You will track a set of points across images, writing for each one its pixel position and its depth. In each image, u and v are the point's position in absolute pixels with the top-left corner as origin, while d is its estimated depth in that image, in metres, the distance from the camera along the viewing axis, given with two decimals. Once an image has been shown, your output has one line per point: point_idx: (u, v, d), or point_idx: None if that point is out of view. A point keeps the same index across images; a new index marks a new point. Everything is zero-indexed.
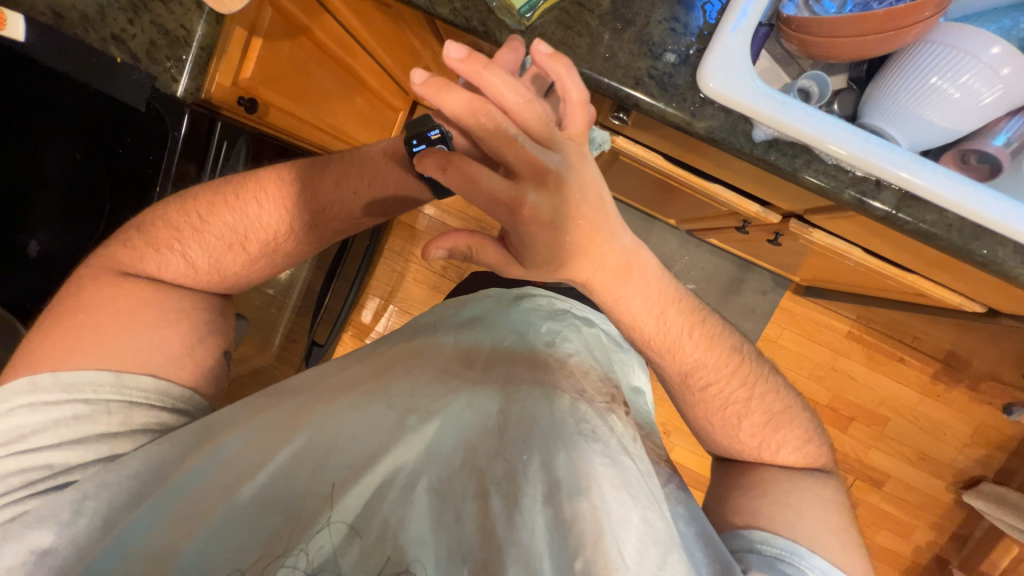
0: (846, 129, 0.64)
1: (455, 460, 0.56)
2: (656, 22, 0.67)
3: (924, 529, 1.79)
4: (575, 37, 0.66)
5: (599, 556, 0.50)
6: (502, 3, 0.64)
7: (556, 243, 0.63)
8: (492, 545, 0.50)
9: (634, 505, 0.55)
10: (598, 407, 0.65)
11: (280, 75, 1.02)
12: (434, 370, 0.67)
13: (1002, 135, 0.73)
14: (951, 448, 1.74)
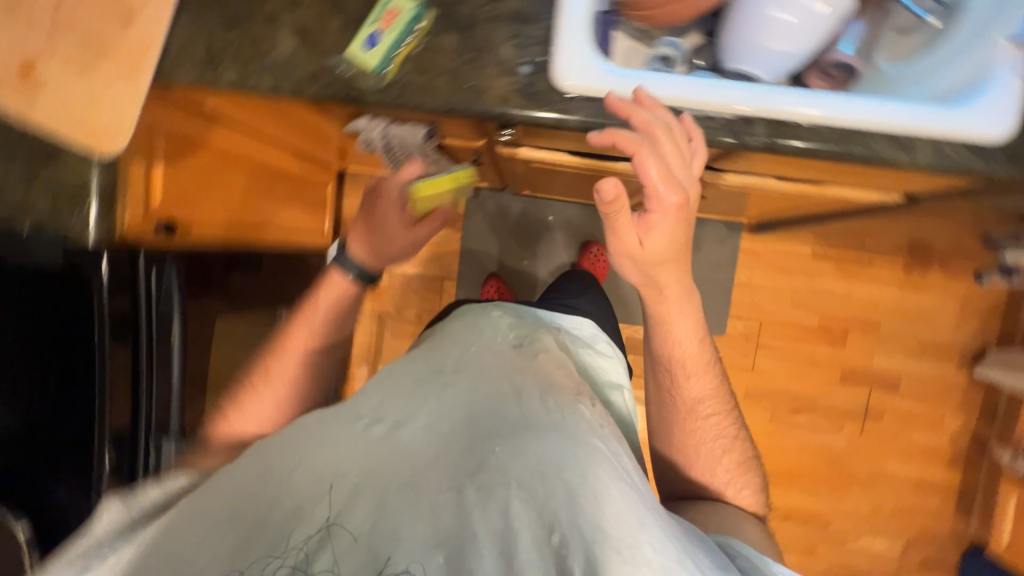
0: (700, 83, 0.69)
1: (425, 463, 0.55)
2: (505, 42, 0.69)
3: (952, 415, 1.81)
4: (433, 79, 0.69)
5: (575, 527, 0.50)
6: (358, 71, 0.69)
7: (673, 239, 0.74)
8: (463, 534, 0.50)
9: (613, 482, 0.55)
10: (565, 396, 0.67)
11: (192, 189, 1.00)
12: (407, 383, 0.69)
13: (847, 43, 0.78)
14: (948, 328, 1.77)
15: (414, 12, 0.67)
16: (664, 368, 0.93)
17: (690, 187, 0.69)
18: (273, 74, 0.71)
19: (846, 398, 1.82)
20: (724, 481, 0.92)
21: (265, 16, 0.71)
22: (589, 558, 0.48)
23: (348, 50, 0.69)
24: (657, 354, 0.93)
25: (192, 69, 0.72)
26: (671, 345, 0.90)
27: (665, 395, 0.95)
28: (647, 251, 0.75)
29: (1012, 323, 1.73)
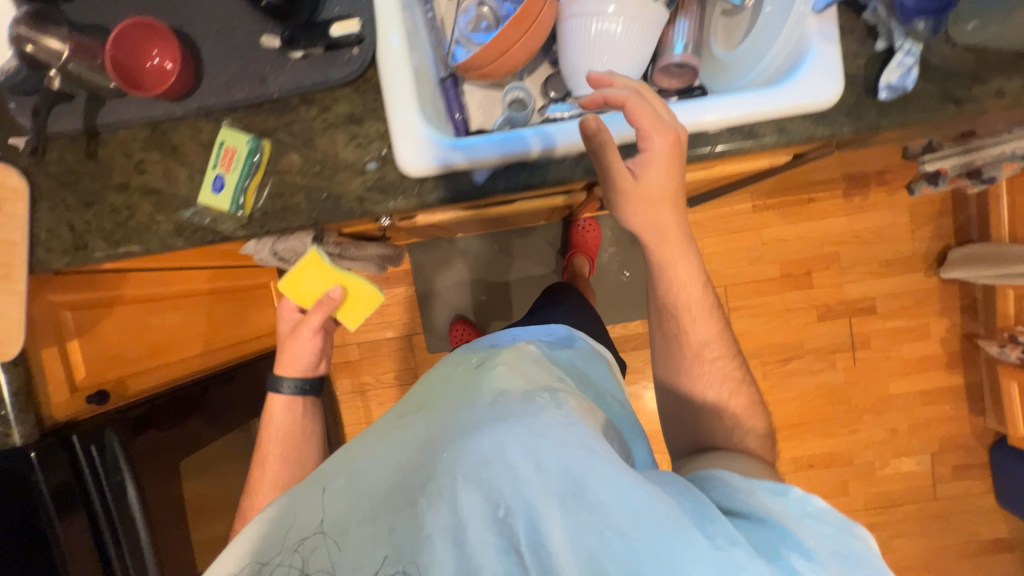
0: (539, 131, 0.70)
1: (384, 481, 0.52)
2: (346, 146, 0.70)
3: (937, 320, 1.80)
4: (292, 199, 0.71)
5: (522, 510, 0.46)
6: (217, 215, 0.70)
7: (670, 180, 0.67)
8: (419, 537, 0.47)
9: (563, 449, 0.48)
10: (525, 384, 0.59)
11: (123, 346, 1.00)
12: (376, 424, 0.64)
13: (677, 43, 0.79)
14: (905, 239, 1.77)
15: (250, 144, 0.69)
16: (659, 308, 0.75)
17: (678, 126, 0.66)
18: (141, 236, 0.72)
19: (830, 333, 1.82)
20: (738, 428, 0.71)
21: (116, 185, 0.72)
22: (531, 526, 0.45)
23: (200, 198, 0.70)
24: (661, 296, 0.74)
25: (63, 253, 0.73)
26: (671, 283, 0.72)
27: (660, 329, 0.76)
28: (649, 186, 0.67)
29: (963, 218, 1.74)
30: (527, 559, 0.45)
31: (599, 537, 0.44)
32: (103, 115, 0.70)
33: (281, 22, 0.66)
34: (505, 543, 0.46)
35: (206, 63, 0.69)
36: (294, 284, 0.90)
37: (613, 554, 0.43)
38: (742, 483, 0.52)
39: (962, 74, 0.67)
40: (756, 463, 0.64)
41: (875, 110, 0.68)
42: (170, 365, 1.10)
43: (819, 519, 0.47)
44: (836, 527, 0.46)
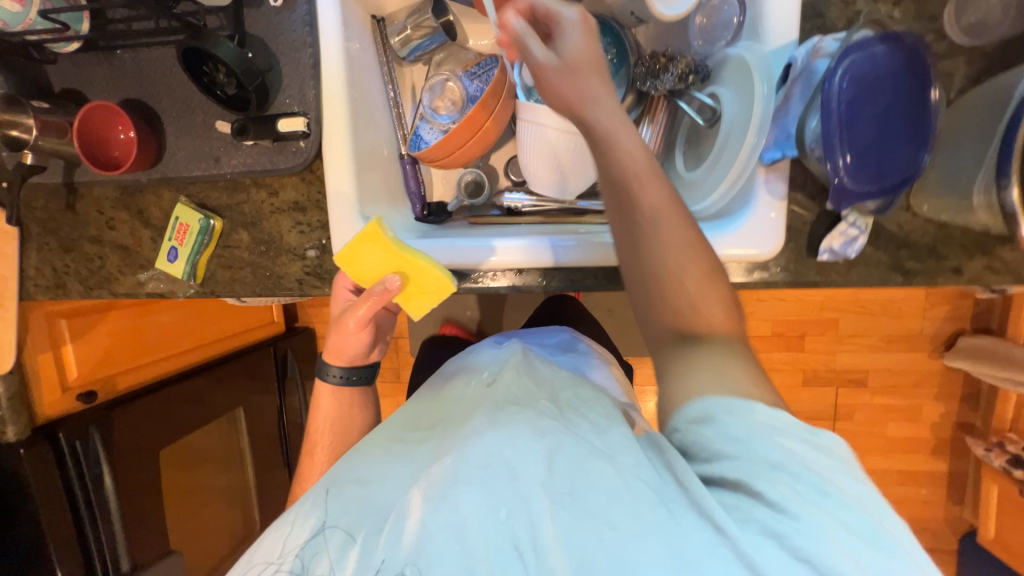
0: (467, 244, 0.71)
1: (387, 488, 0.50)
2: (290, 230, 0.74)
3: (931, 404, 1.59)
4: (238, 272, 0.76)
5: (528, 514, 0.44)
6: (173, 280, 0.77)
7: (587, 48, 0.52)
8: (426, 540, 0.45)
9: (568, 460, 0.46)
10: (526, 395, 0.58)
11: (115, 346, 1.11)
12: (385, 428, 0.62)
13: None
14: (915, 316, 1.54)
15: (201, 222, 0.74)
16: (604, 188, 0.51)
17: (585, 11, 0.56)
18: (110, 284, 0.80)
19: (814, 399, 1.64)
20: (706, 295, 0.48)
21: (90, 237, 0.79)
22: (532, 525, 0.43)
23: (157, 263, 0.77)
24: (599, 168, 0.52)
25: (45, 289, 0.82)
26: (614, 145, 0.50)
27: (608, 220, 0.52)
28: (575, 56, 0.51)
29: (987, 302, 1.48)
30: (526, 553, 0.42)
31: (595, 536, 0.41)
32: (78, 176, 0.75)
33: (235, 112, 0.68)
34: (506, 542, 0.43)
35: (169, 139, 0.72)
36: (353, 259, 0.65)
37: (606, 548, 0.40)
38: (713, 411, 0.42)
39: (918, 245, 0.62)
40: (725, 346, 0.46)
41: (815, 270, 0.65)
42: (159, 360, 1.19)
43: (799, 444, 0.40)
44: (817, 450, 0.40)
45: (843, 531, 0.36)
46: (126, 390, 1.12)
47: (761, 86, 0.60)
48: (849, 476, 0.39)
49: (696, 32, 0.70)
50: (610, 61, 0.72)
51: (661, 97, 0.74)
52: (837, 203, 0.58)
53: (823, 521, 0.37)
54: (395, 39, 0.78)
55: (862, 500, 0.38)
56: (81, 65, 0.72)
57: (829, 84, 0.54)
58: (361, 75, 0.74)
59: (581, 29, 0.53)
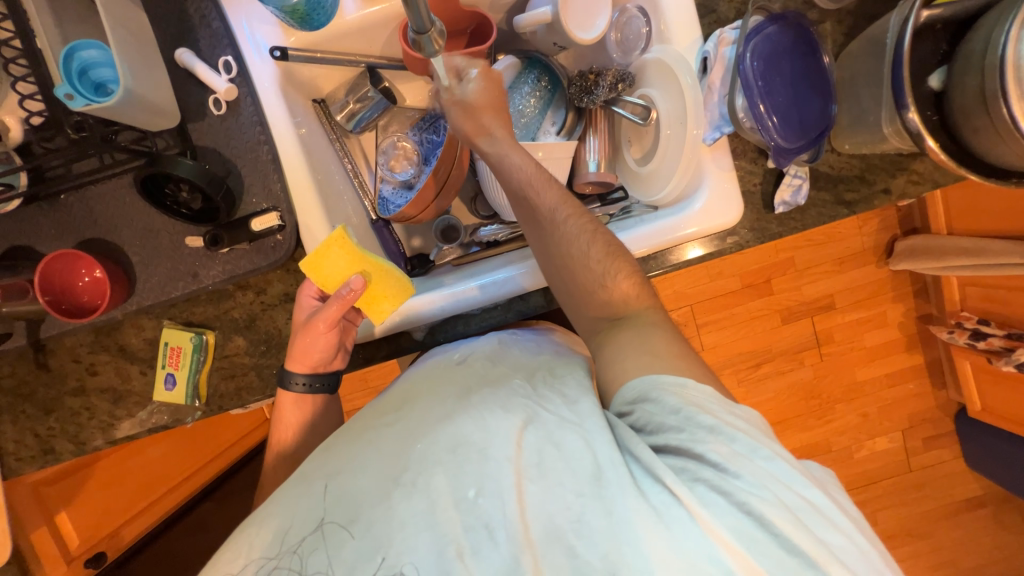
0: (445, 291, 0.71)
1: (364, 479, 0.50)
2: (286, 322, 0.74)
3: (893, 307, 1.72)
4: (242, 378, 0.74)
5: (493, 490, 0.46)
6: (177, 408, 0.74)
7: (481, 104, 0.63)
8: (396, 528, 0.47)
9: (537, 438, 0.48)
10: (497, 376, 0.58)
11: (115, 499, 1.01)
12: (347, 427, 0.59)
13: (592, 163, 0.80)
14: (853, 235, 1.66)
15: (193, 341, 0.72)
16: (513, 205, 0.62)
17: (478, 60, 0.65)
18: (103, 432, 0.75)
19: (796, 334, 1.70)
20: (609, 270, 0.57)
21: (71, 390, 0.74)
22: (500, 500, 0.46)
23: (154, 396, 0.73)
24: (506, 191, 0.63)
25: (32, 459, 0.75)
26: (511, 172, 0.61)
27: (527, 235, 0.62)
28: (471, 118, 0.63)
29: (906, 206, 1.63)
30: (496, 530, 0.45)
31: (560, 503, 0.45)
32: (45, 331, 0.71)
33: (205, 224, 0.69)
34: (476, 522, 0.46)
35: (138, 268, 0.70)
36: (318, 265, 0.66)
37: (570, 516, 0.45)
38: (652, 395, 0.48)
39: (850, 178, 0.72)
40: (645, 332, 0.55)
41: (776, 222, 0.72)
42: (165, 499, 1.07)
43: (727, 413, 0.47)
44: (748, 421, 0.47)
45: (773, 483, 0.43)
46: (136, 539, 1.04)
47: (686, 79, 0.68)
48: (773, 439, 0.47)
49: (614, 46, 0.77)
50: (545, 88, 0.81)
51: (598, 109, 0.80)
52: (781, 160, 0.65)
53: (756, 472, 0.43)
54: (340, 115, 0.81)
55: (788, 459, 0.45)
56: (25, 218, 0.69)
57: (742, 65, 0.63)
58: (317, 156, 0.75)
59: (481, 77, 0.64)
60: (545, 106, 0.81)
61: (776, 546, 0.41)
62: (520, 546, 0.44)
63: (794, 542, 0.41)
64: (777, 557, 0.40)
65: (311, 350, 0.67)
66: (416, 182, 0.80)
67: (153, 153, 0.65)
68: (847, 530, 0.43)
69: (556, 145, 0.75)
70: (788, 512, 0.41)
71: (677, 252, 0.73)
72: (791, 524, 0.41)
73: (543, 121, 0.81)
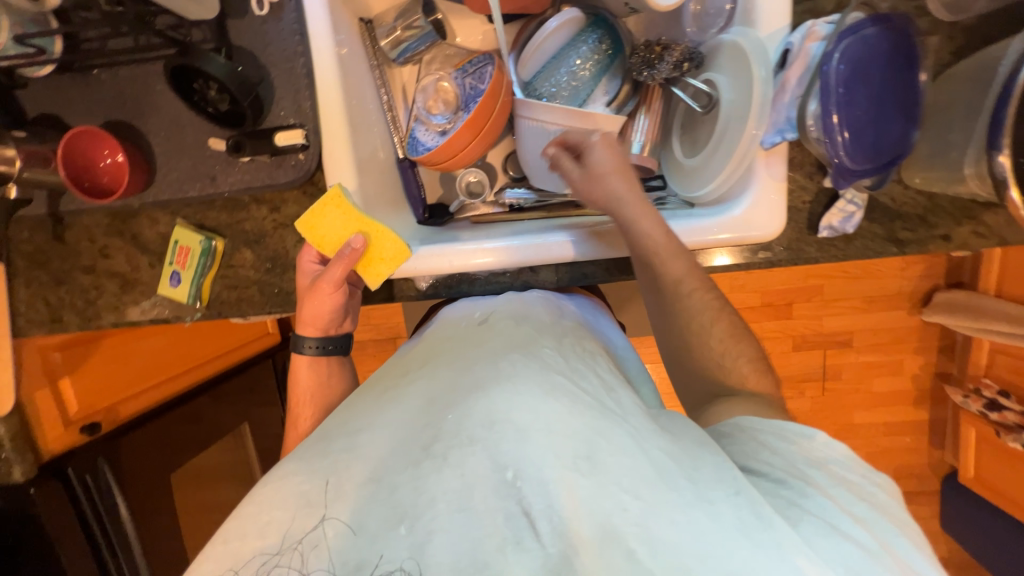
0: (468, 246, 0.69)
1: (385, 439, 0.48)
2: (295, 245, 0.73)
3: (912, 358, 1.64)
4: (245, 291, 0.75)
5: (534, 474, 0.41)
6: (179, 307, 0.75)
7: (611, 173, 0.60)
8: (423, 500, 0.42)
9: (583, 424, 0.43)
10: (543, 350, 0.53)
11: (113, 379, 1.04)
12: (385, 389, 0.56)
13: (635, 143, 0.75)
14: (893, 277, 1.56)
15: (203, 244, 0.72)
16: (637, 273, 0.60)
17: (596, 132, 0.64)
18: (108, 313, 0.77)
19: (804, 365, 1.65)
20: (730, 355, 0.56)
21: (83, 266, 0.76)
22: (542, 488, 0.40)
23: (159, 289, 0.75)
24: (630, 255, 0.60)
25: (41, 324, 0.78)
26: (639, 239, 0.58)
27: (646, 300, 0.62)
28: (597, 195, 0.61)
29: (959, 257, 1.52)
30: (537, 520, 0.39)
31: (617, 504, 0.39)
32: (64, 205, 0.72)
33: (230, 129, 0.68)
34: (515, 507, 0.40)
35: (159, 160, 0.70)
36: (314, 224, 0.66)
37: (630, 519, 0.38)
38: (752, 432, 0.48)
39: (910, 216, 0.66)
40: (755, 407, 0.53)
41: (816, 246, 0.68)
42: (159, 387, 1.11)
43: (824, 457, 0.44)
44: (853, 468, 0.44)
45: (877, 533, 0.38)
46: (129, 419, 1.05)
47: (760, 71, 0.61)
48: (880, 496, 0.42)
49: (690, 19, 0.71)
50: (604, 53, 0.74)
51: (656, 86, 0.74)
52: (839, 181, 0.60)
53: (857, 518, 0.39)
54: (385, 41, 0.77)
55: (893, 517, 0.41)
56: (57, 89, 0.69)
57: (826, 67, 0.56)
58: (354, 80, 0.72)
59: (603, 146, 0.62)
60: (600, 72, 0.75)
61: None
62: (566, 546, 0.38)
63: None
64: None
65: (320, 314, 0.67)
66: (450, 129, 0.76)
67: (186, 43, 0.63)
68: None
69: (603, 117, 0.70)
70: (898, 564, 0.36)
71: (703, 256, 0.69)
72: None
73: (594, 89, 0.75)
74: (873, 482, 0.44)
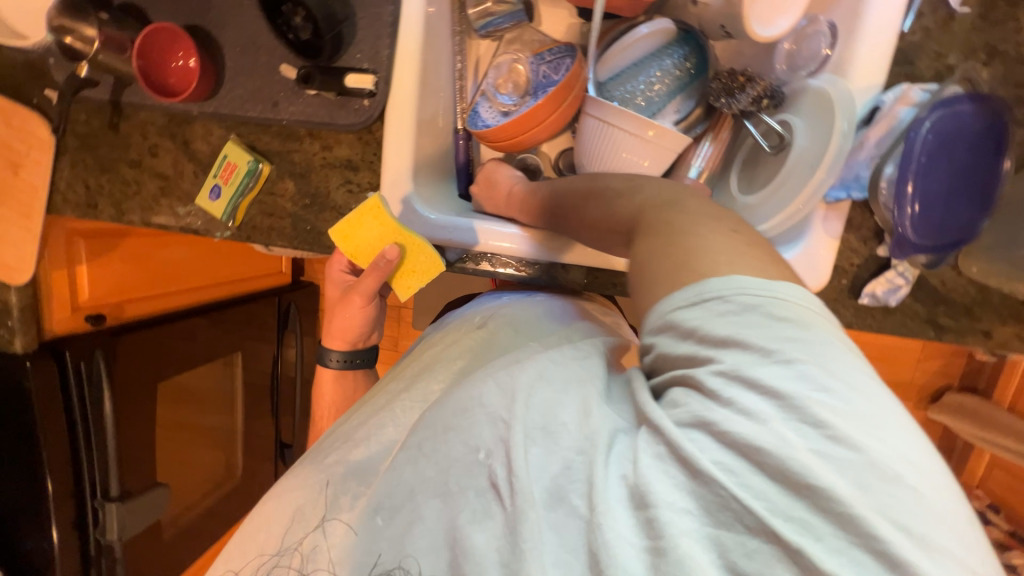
0: (503, 227, 0.69)
1: (380, 443, 0.49)
2: (338, 188, 0.73)
3: None
4: (279, 221, 0.75)
5: (500, 451, 0.38)
6: (212, 223, 0.76)
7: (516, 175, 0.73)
8: (404, 489, 0.42)
9: (544, 400, 0.40)
10: (531, 345, 0.52)
11: (125, 277, 1.05)
12: (385, 388, 0.58)
13: (694, 167, 0.74)
14: (908, 366, 1.50)
15: (249, 165, 0.72)
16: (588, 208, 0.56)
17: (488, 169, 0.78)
18: (142, 212, 0.78)
19: None
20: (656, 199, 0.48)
21: (130, 160, 0.77)
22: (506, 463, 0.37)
23: (197, 200, 0.75)
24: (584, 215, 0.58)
25: (75, 207, 0.79)
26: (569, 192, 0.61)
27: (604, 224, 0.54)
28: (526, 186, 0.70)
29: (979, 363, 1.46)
30: (502, 493, 0.37)
31: (562, 466, 0.36)
32: (127, 96, 0.73)
33: (304, 59, 0.69)
34: (481, 484, 0.38)
35: (229, 74, 0.71)
36: (350, 234, 0.67)
37: (574, 477, 0.35)
38: (650, 341, 0.39)
39: (955, 303, 0.64)
40: (664, 238, 0.41)
41: (852, 310, 0.66)
42: (161, 297, 1.12)
43: (731, 317, 0.34)
44: (772, 310, 0.34)
45: (782, 399, 0.31)
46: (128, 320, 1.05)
47: (842, 125, 0.59)
48: (809, 335, 0.33)
49: (782, 57, 0.69)
50: (687, 70, 0.73)
51: (729, 116, 0.73)
52: (896, 251, 0.59)
53: (757, 391, 0.32)
54: (473, 10, 0.76)
55: (829, 362, 0.31)
56: None
57: (914, 133, 0.55)
58: (436, 41, 0.72)
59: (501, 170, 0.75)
60: (677, 89, 0.74)
61: (783, 476, 0.29)
62: (519, 505, 0.35)
63: (805, 466, 0.29)
64: (776, 487, 0.30)
65: (348, 325, 0.71)
66: (513, 111, 0.76)
67: None
68: (909, 436, 0.30)
69: (670, 133, 0.69)
70: (805, 428, 0.30)
71: None
72: (867, 479, 0.28)
73: (666, 105, 0.74)
74: (802, 318, 0.33)
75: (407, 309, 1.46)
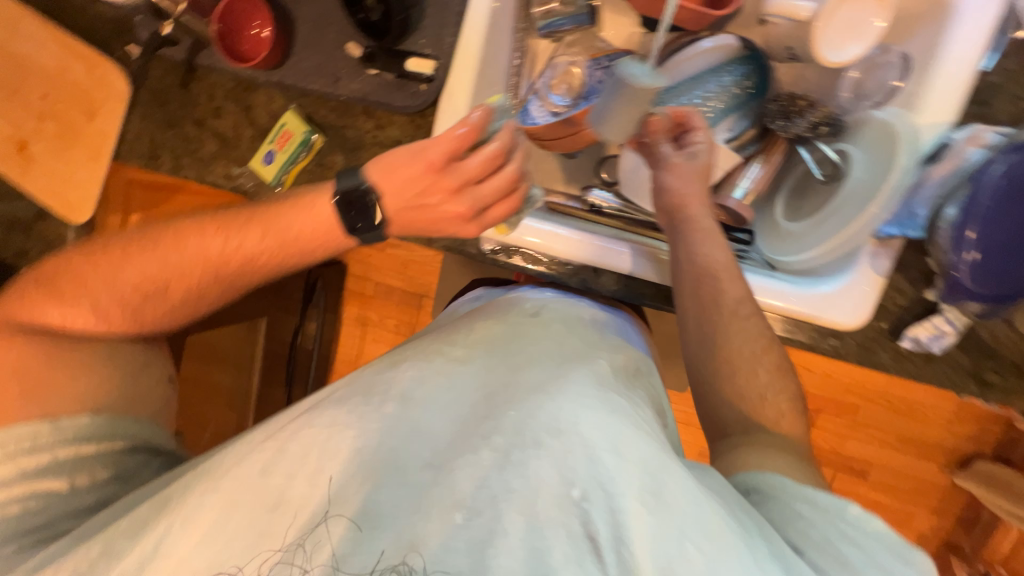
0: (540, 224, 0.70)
1: (441, 420, 0.47)
2: None
3: (924, 516, 1.36)
4: None
5: (608, 497, 0.40)
6: (259, 186, 0.78)
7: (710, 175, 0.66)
8: (489, 498, 0.41)
9: (647, 453, 0.42)
10: (606, 369, 0.51)
11: None
12: (431, 352, 0.54)
13: (740, 187, 0.72)
14: (935, 426, 1.30)
15: (304, 135, 0.75)
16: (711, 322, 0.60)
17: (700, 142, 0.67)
18: (198, 169, 0.80)
19: None
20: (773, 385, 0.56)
21: (194, 119, 0.80)
22: (609, 507, 0.40)
23: (251, 163, 0.78)
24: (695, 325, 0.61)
25: (137, 156, 0.82)
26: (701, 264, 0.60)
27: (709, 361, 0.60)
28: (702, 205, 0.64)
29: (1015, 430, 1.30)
30: (603, 550, 0.39)
31: (680, 551, 0.38)
32: (203, 58, 0.78)
33: (371, 40, 0.71)
34: (580, 529, 0.39)
35: (298, 47, 0.75)
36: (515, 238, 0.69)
37: (691, 566, 0.37)
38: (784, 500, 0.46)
39: (1005, 360, 0.61)
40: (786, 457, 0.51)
41: (891, 354, 0.63)
42: None
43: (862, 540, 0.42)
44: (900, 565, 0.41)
45: None
46: None
47: (904, 159, 0.57)
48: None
49: (848, 85, 0.68)
50: (746, 89, 0.72)
51: (783, 139, 0.72)
52: (949, 296, 0.58)
53: None
54: (538, 9, 0.78)
55: None
56: None
57: (982, 176, 0.54)
58: (498, 37, 0.74)
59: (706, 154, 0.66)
60: (733, 106, 0.73)
61: None
62: None
63: None
64: None
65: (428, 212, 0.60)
66: (564, 112, 0.75)
67: None
68: None
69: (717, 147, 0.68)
70: None
71: (779, 324, 0.64)
72: None
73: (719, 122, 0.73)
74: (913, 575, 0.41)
75: (427, 299, 1.47)
